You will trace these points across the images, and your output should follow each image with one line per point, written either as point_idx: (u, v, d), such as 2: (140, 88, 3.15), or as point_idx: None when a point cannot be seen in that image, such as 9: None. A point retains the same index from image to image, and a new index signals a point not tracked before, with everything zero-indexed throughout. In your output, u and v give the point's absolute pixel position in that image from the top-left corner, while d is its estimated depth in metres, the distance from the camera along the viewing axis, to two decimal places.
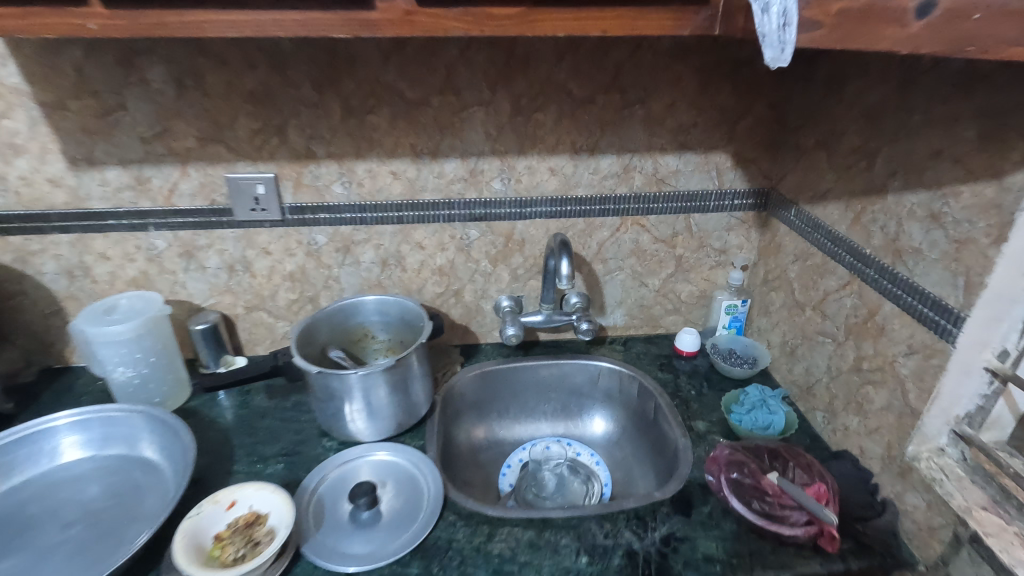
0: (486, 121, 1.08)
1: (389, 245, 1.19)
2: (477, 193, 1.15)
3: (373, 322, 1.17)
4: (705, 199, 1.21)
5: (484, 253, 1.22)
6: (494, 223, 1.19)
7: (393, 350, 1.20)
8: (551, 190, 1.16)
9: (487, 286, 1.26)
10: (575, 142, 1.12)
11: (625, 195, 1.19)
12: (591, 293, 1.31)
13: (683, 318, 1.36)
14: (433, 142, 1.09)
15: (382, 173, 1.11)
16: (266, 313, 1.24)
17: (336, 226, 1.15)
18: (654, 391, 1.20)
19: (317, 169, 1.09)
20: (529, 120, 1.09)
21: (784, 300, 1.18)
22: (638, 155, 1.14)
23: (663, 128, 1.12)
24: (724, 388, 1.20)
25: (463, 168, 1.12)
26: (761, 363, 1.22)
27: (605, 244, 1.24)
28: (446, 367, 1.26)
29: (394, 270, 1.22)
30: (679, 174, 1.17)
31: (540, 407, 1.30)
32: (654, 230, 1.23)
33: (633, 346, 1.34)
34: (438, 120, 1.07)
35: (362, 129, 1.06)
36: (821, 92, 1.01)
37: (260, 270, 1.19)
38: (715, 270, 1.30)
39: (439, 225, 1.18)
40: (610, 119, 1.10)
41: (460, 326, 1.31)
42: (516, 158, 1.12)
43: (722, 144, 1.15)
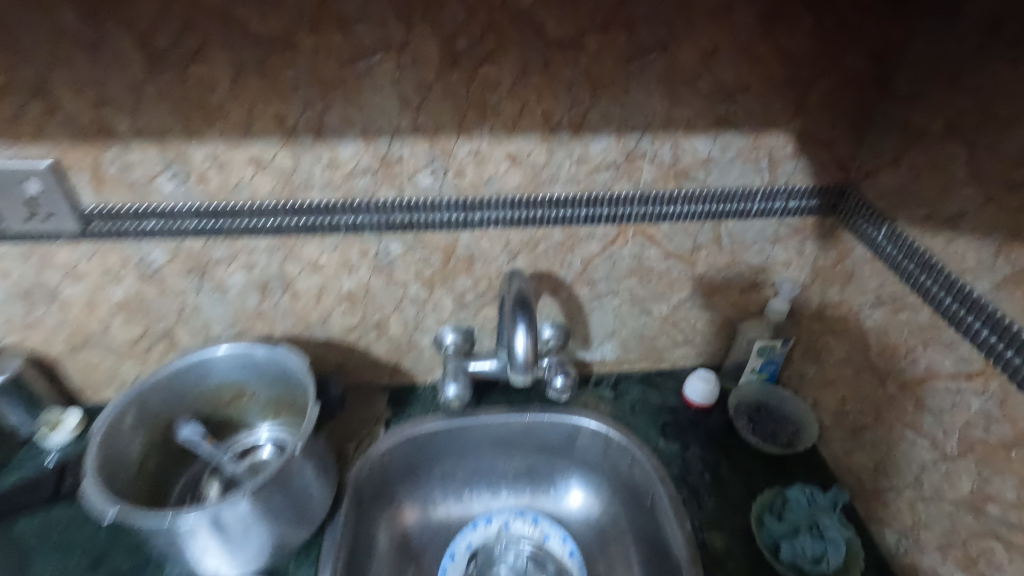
0: (399, 79, 0.64)
1: (267, 264, 0.79)
2: (395, 192, 0.73)
3: (248, 377, 0.80)
4: (746, 201, 0.80)
5: (413, 274, 0.82)
6: (426, 235, 0.78)
7: (283, 410, 0.83)
8: (512, 187, 0.74)
9: (422, 315, 0.88)
10: (549, 114, 0.68)
11: (627, 195, 0.77)
12: (571, 323, 0.93)
13: (697, 351, 0.99)
14: (314, 113, 0.66)
15: (235, 161, 0.69)
16: (97, 354, 0.85)
17: (178, 239, 0.74)
18: (653, 473, 0.85)
19: (127, 153, 0.67)
20: (472, 78, 0.65)
21: (850, 353, 0.81)
22: (650, 135, 0.72)
23: (693, 94, 0.69)
24: (751, 470, 0.86)
25: (369, 154, 0.69)
26: (803, 438, 0.88)
27: (593, 261, 0.84)
28: (365, 428, 0.90)
29: (280, 297, 0.82)
30: (712, 164, 0.75)
31: (497, 471, 0.96)
32: (666, 243, 0.83)
33: (626, 390, 0.98)
34: (316, 75, 0.63)
35: (188, 91, 0.63)
36: (977, 40, 0.59)
37: (74, 298, 0.78)
38: (749, 293, 0.92)
39: (340, 238, 0.77)
40: (608, 78, 0.67)
41: (388, 364, 0.94)
42: (454, 139, 0.69)
43: (784, 118, 0.73)
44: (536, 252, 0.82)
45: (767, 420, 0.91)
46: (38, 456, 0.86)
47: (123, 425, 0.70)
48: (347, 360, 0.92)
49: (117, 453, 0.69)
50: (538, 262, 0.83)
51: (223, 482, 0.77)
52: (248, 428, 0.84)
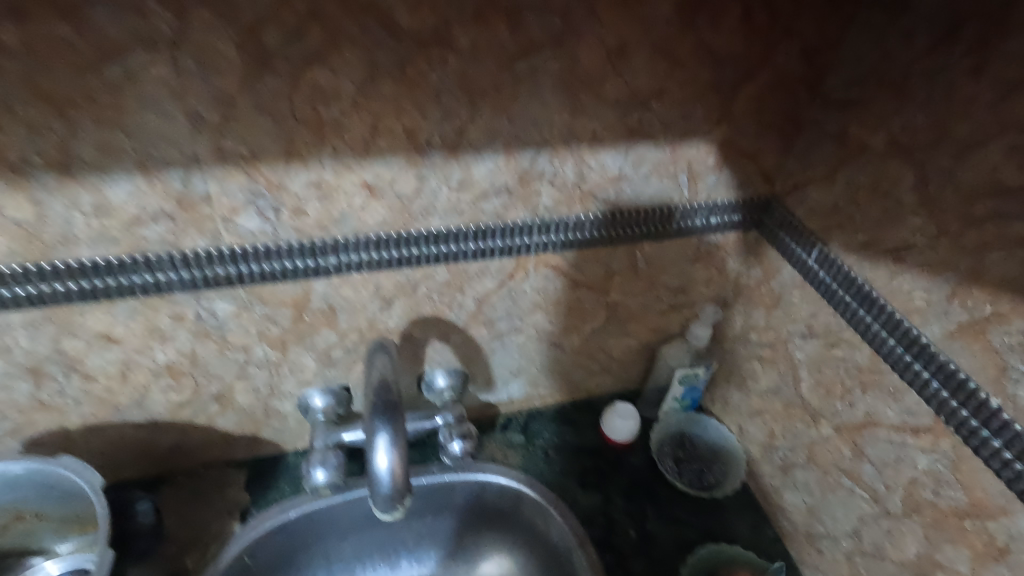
0: (182, 89, 0.43)
1: (32, 345, 0.56)
2: (209, 240, 0.53)
3: (18, 499, 0.58)
4: (663, 221, 0.68)
5: (255, 335, 0.63)
6: (264, 288, 0.58)
7: (85, 526, 0.62)
8: (374, 224, 0.57)
9: (278, 380, 0.69)
10: (414, 130, 0.51)
11: (525, 223, 0.62)
12: (469, 366, 0.78)
13: (614, 379, 0.88)
14: (50, 142, 0.43)
15: None
16: None
17: None
18: (575, 541, 0.73)
19: None
20: (295, 87, 0.46)
21: (778, 385, 0.73)
22: (548, 153, 0.57)
23: (598, 101, 0.54)
24: (677, 518, 0.77)
25: (155, 194, 0.48)
26: (729, 476, 0.81)
27: (489, 299, 0.69)
28: (214, 526, 0.71)
29: (65, 381, 0.60)
30: (624, 181, 0.62)
31: (392, 539, 0.80)
32: (574, 272, 0.70)
33: (539, 431, 0.86)
34: (39, 85, 0.41)
35: None
36: (939, 43, 0.49)
37: None
38: (668, 316, 0.81)
39: (138, 302, 0.56)
40: (488, 83, 0.50)
41: (242, 436, 0.75)
42: (283, 168, 0.50)
43: (707, 126, 0.60)
44: (416, 296, 0.65)
45: (690, 455, 0.83)
46: None
47: None
48: (184, 440, 0.72)
49: None
50: (420, 307, 0.67)
51: None
52: (44, 548, 0.63)
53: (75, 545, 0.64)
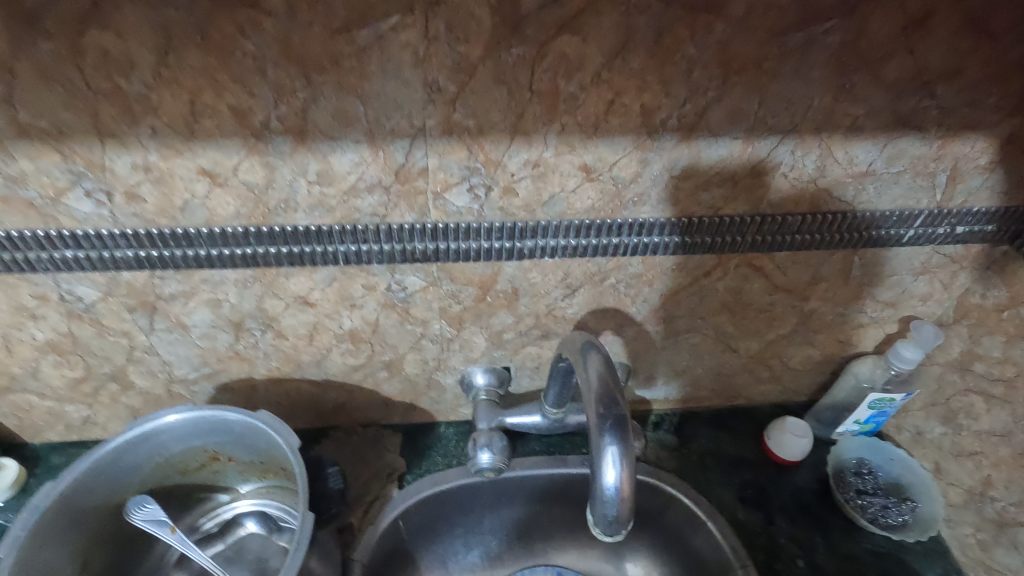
0: (426, 56, 0.41)
1: (238, 302, 0.57)
2: (416, 214, 0.51)
3: (219, 442, 0.61)
4: (897, 226, 0.58)
5: (436, 311, 0.61)
6: (455, 266, 0.56)
7: (269, 473, 0.65)
8: (581, 209, 0.52)
9: (447, 355, 0.68)
10: (651, 109, 0.45)
11: (741, 217, 0.55)
12: (634, 362, 0.73)
13: (783, 389, 0.80)
14: (293, 107, 0.42)
15: (178, 173, 0.46)
16: (33, 395, 0.66)
17: (110, 271, 0.53)
18: (735, 561, 0.68)
19: (9, 163, 0.44)
20: (540, 55, 0.41)
21: (1010, 429, 0.62)
22: (792, 142, 0.49)
23: (871, 83, 0.45)
24: (852, 554, 0.69)
25: (376, 165, 0.47)
26: (921, 519, 0.70)
27: (676, 296, 0.63)
28: (374, 487, 0.73)
29: (260, 336, 0.62)
30: (869, 178, 0.53)
31: (529, 524, 0.79)
32: (777, 275, 0.62)
33: (693, 434, 0.80)
34: (293, 47, 0.39)
35: (89, 71, 0.39)
36: None
37: None
38: (866, 331, 0.71)
39: (337, 269, 0.55)
40: (750, 58, 0.43)
41: (401, 403, 0.75)
42: (505, 145, 0.46)
43: (993, 117, 0.49)
44: (603, 286, 0.60)
45: (872, 487, 0.73)
46: None
47: (44, 536, 0.51)
48: (349, 401, 0.73)
49: (36, 573, 0.50)
50: (602, 298, 0.62)
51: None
52: (231, 487, 0.67)
53: (255, 487, 0.67)
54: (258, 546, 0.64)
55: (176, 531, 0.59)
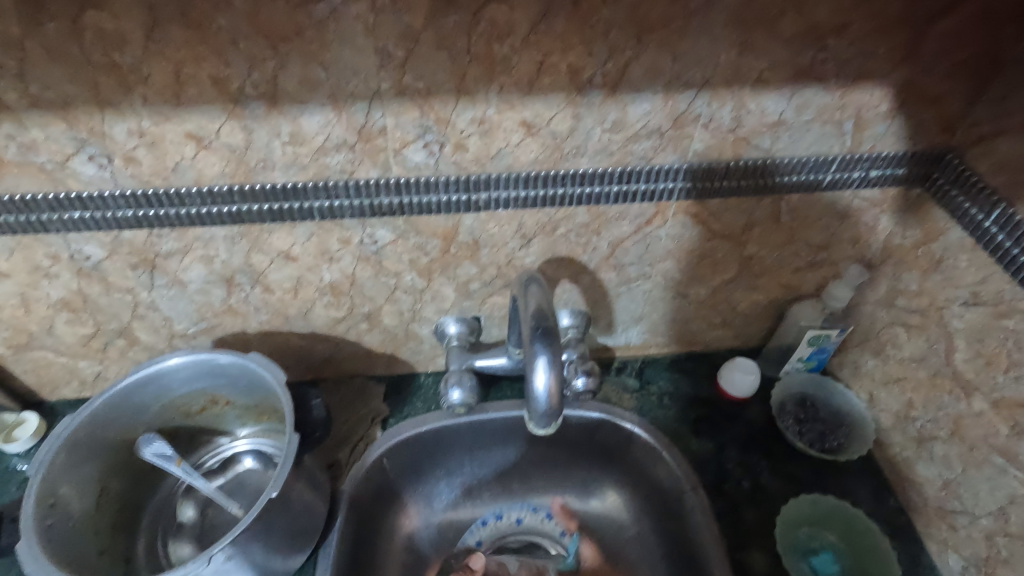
0: (375, 26, 0.47)
1: (228, 257, 0.64)
2: (379, 170, 0.58)
3: (217, 386, 0.68)
4: (816, 172, 0.64)
5: (407, 263, 0.68)
6: (419, 219, 0.63)
7: (263, 416, 0.73)
8: (527, 162, 0.59)
9: (420, 306, 0.75)
10: (577, 68, 0.52)
11: (671, 167, 0.62)
12: (593, 309, 0.79)
13: (734, 335, 0.87)
14: (264, 74, 0.49)
15: (168, 137, 0.53)
16: (50, 352, 0.73)
17: (113, 230, 0.60)
18: (686, 483, 0.75)
19: (23, 131, 0.51)
20: (474, 22, 0.48)
21: (925, 353, 0.69)
22: (707, 95, 0.55)
23: (770, 38, 0.52)
24: (793, 476, 0.76)
25: (340, 126, 0.53)
26: (855, 441, 0.77)
27: (624, 244, 0.70)
28: (360, 430, 0.80)
29: (250, 290, 0.69)
30: (783, 127, 0.59)
31: (506, 465, 0.86)
32: (712, 221, 0.69)
33: (653, 378, 0.87)
34: (261, 21, 0.46)
35: (88, 48, 0.46)
36: None
37: (3, 298, 0.66)
38: (804, 274, 0.77)
39: (314, 225, 0.62)
40: (659, 19, 0.49)
41: (383, 354, 0.82)
42: (452, 104, 0.53)
43: (886, 67, 0.56)
44: (555, 236, 0.67)
45: (812, 416, 0.80)
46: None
47: (66, 462, 0.58)
48: (335, 353, 0.80)
49: (62, 493, 0.58)
50: (556, 247, 0.69)
51: (199, 504, 0.68)
52: (230, 430, 0.74)
53: (252, 429, 0.75)
54: (255, 479, 0.71)
55: (181, 463, 0.65)
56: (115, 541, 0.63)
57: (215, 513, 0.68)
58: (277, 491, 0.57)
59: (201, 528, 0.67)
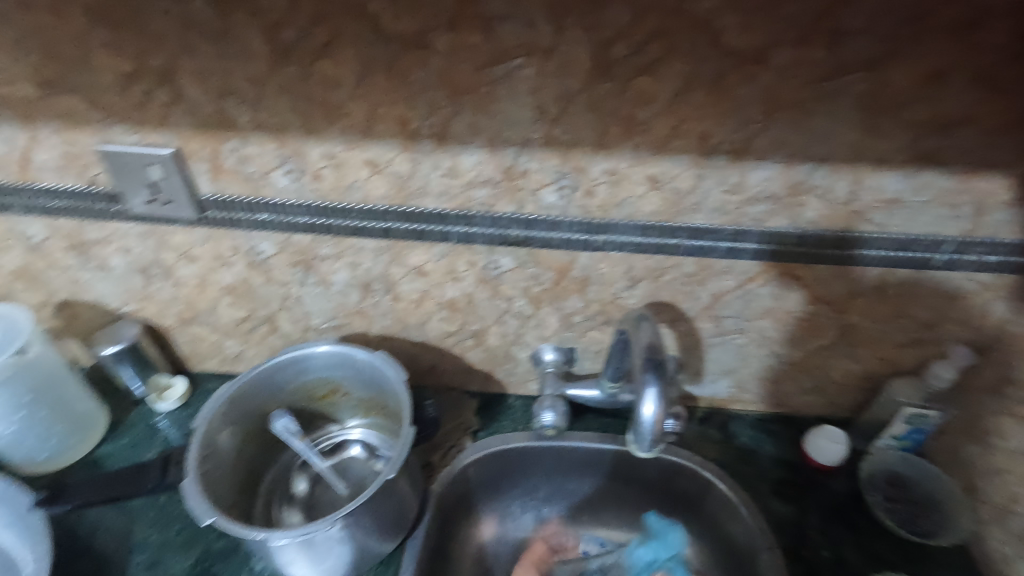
0: (539, 87, 0.56)
1: (371, 266, 0.74)
2: (515, 206, 0.66)
3: (342, 377, 0.78)
4: (928, 250, 0.66)
5: (521, 289, 0.75)
6: (540, 252, 0.70)
7: (374, 411, 0.81)
8: (646, 212, 0.65)
9: (524, 330, 0.81)
10: (707, 135, 0.58)
11: (780, 231, 0.66)
12: (685, 356, 0.83)
13: (826, 404, 0.86)
14: (439, 119, 0.59)
15: (351, 162, 0.63)
16: (208, 328, 0.86)
17: (288, 232, 0.71)
18: (762, 542, 0.75)
19: (244, 147, 0.63)
20: (623, 89, 0.55)
21: None
22: (826, 169, 0.60)
23: (894, 124, 0.56)
24: (878, 554, 0.75)
25: (492, 166, 0.62)
26: (948, 528, 0.76)
27: (724, 296, 0.74)
28: (452, 437, 0.87)
29: (381, 297, 0.78)
30: (898, 206, 0.62)
31: (581, 495, 0.89)
32: (816, 285, 0.71)
33: (736, 432, 0.88)
34: (446, 78, 0.56)
35: (310, 88, 0.58)
36: None
37: (187, 278, 0.79)
38: (906, 351, 0.77)
39: (449, 246, 0.71)
40: (790, 99, 0.55)
41: (481, 371, 0.89)
42: (590, 156, 0.61)
43: (1012, 158, 0.57)
44: (661, 281, 0.72)
45: (901, 496, 0.79)
46: (148, 417, 0.89)
47: (221, 419, 0.69)
48: (439, 363, 0.88)
49: (213, 445, 0.68)
50: (659, 292, 0.74)
51: (312, 479, 0.77)
52: (341, 420, 0.83)
53: (361, 422, 0.83)
54: (359, 466, 0.79)
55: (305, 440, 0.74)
56: (241, 498, 0.72)
57: (324, 490, 0.76)
58: (391, 475, 0.65)
59: (310, 500, 0.75)
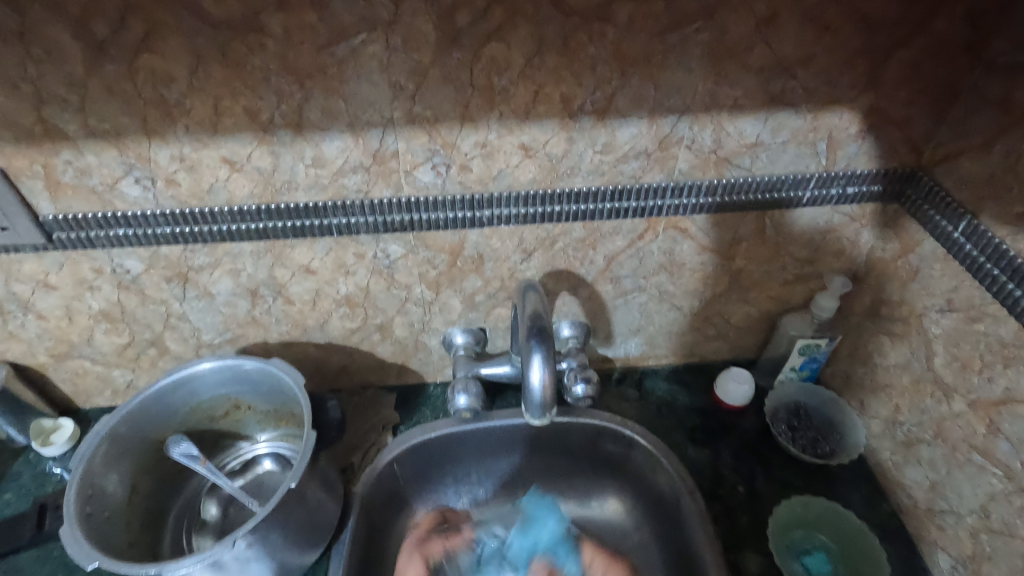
0: (389, 63, 0.54)
1: (254, 271, 0.70)
2: (392, 190, 0.64)
3: (240, 391, 0.73)
4: (796, 188, 0.69)
5: (417, 276, 0.74)
6: (428, 234, 0.68)
7: (283, 422, 0.78)
8: (526, 182, 0.65)
9: (429, 317, 0.80)
10: (568, 97, 0.58)
11: (657, 186, 0.67)
12: (592, 320, 0.84)
13: (731, 348, 0.90)
14: (291, 106, 0.56)
15: (205, 162, 0.59)
16: (88, 362, 0.79)
17: (153, 246, 0.66)
18: (683, 488, 0.78)
19: (80, 158, 0.58)
20: (476, 57, 0.54)
21: (909, 361, 0.72)
22: (688, 120, 0.61)
23: (741, 68, 0.58)
24: (788, 481, 0.79)
25: (358, 150, 0.60)
26: (846, 447, 0.80)
27: (618, 257, 0.75)
28: (371, 436, 0.84)
29: (272, 302, 0.74)
30: (760, 149, 0.65)
31: (512, 473, 0.89)
32: (702, 235, 0.73)
33: (652, 387, 0.90)
34: (289, 62, 0.53)
35: (140, 86, 0.53)
36: None
37: (50, 310, 0.72)
38: (792, 287, 0.81)
39: (332, 240, 0.68)
40: (640, 53, 0.55)
41: (394, 364, 0.87)
42: (457, 130, 0.59)
43: (850, 92, 0.61)
44: (554, 250, 0.72)
45: (805, 424, 0.84)
46: (36, 464, 0.81)
47: (103, 455, 0.64)
48: (349, 363, 0.85)
49: (98, 484, 0.63)
50: (556, 260, 0.74)
51: (222, 501, 0.73)
52: (250, 436, 0.79)
53: (271, 435, 0.79)
54: (274, 480, 0.76)
55: (206, 463, 0.70)
56: (143, 535, 0.67)
57: (237, 511, 0.72)
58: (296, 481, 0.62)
59: (223, 524, 0.71)
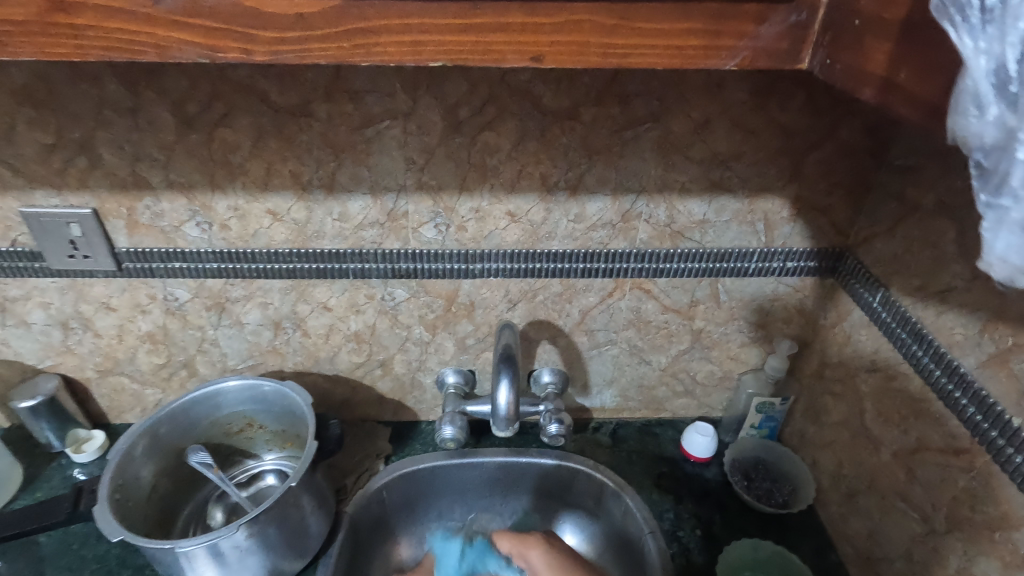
0: (406, 143, 0.69)
1: (280, 305, 0.83)
2: (401, 243, 0.78)
3: (255, 410, 0.84)
4: (742, 260, 0.82)
5: (417, 318, 0.86)
6: (429, 282, 0.81)
7: (288, 442, 0.87)
8: (511, 242, 0.78)
9: (425, 357, 0.91)
10: (546, 175, 0.72)
11: (622, 252, 0.80)
12: (570, 369, 0.94)
13: (698, 404, 0.99)
14: (327, 172, 0.71)
15: (254, 212, 0.74)
16: (127, 379, 0.91)
17: (201, 278, 0.80)
18: (645, 528, 0.84)
19: (157, 203, 0.73)
20: (473, 142, 0.69)
21: (846, 417, 0.80)
22: (645, 198, 0.75)
23: (685, 160, 0.72)
24: (743, 528, 0.86)
25: (377, 209, 0.74)
26: (798, 498, 0.87)
27: (591, 312, 0.86)
28: (364, 463, 0.93)
29: (292, 334, 0.87)
30: (708, 225, 0.78)
31: (491, 509, 0.96)
32: (664, 297, 0.85)
33: (625, 437, 0.99)
34: (329, 139, 0.69)
35: (214, 151, 0.69)
36: None
37: (105, 329, 0.85)
38: (748, 348, 0.91)
39: (348, 282, 0.81)
40: (602, 144, 0.70)
41: (392, 400, 0.97)
42: (456, 197, 0.74)
43: (778, 183, 0.75)
44: (535, 302, 0.84)
45: (762, 476, 0.91)
46: (66, 468, 0.91)
47: (135, 450, 0.74)
48: (352, 396, 0.95)
49: (127, 475, 0.73)
50: (537, 311, 0.85)
51: (227, 508, 0.82)
52: (258, 454, 0.89)
53: (277, 454, 0.89)
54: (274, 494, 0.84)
55: (218, 471, 0.79)
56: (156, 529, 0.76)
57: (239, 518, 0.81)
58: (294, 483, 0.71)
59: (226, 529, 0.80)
